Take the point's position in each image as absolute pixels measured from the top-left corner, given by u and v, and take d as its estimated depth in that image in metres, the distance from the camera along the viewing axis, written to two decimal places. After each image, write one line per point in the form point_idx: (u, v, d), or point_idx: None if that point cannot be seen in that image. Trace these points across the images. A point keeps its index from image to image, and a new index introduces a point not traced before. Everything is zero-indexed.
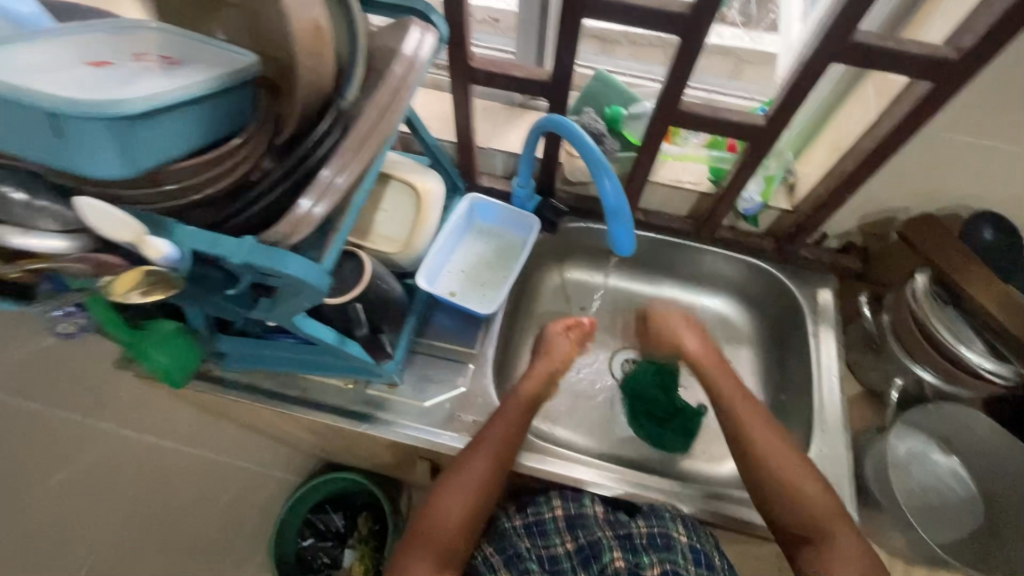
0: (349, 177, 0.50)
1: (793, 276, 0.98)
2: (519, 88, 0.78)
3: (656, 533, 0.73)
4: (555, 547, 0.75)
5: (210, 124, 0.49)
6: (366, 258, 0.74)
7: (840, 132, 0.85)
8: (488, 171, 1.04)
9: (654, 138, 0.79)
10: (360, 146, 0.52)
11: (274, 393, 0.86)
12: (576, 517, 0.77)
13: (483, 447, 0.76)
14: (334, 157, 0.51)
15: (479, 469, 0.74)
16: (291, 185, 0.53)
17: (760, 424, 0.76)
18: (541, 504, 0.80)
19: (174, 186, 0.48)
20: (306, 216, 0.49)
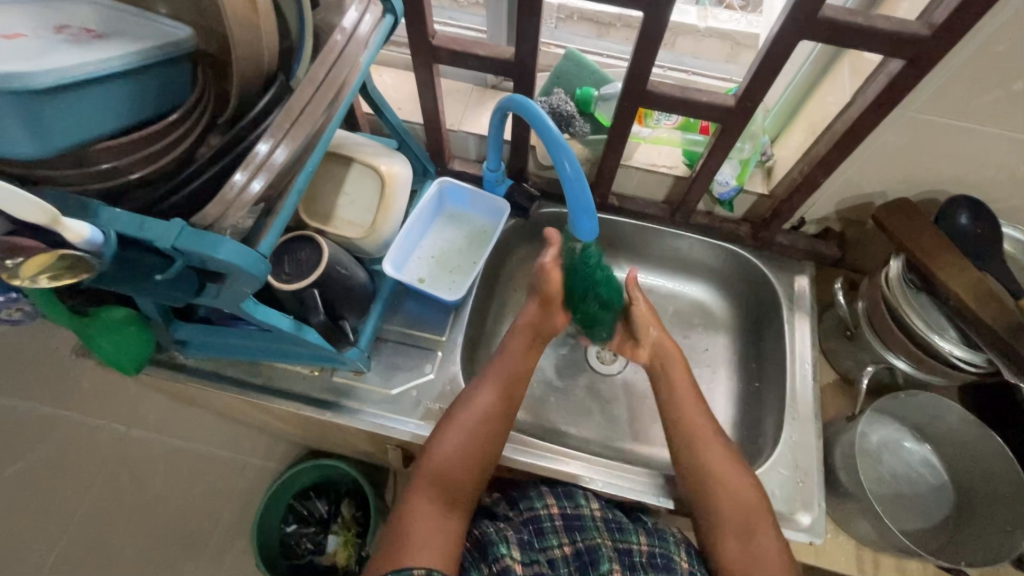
0: (285, 154, 0.49)
1: (770, 262, 0.97)
2: (484, 67, 0.76)
3: (657, 552, 0.73)
4: (552, 549, 0.72)
5: (137, 101, 0.46)
6: (325, 243, 0.72)
7: (817, 113, 0.82)
8: (461, 154, 1.02)
9: (623, 119, 0.77)
10: (296, 121, 0.50)
11: (238, 380, 0.85)
12: (574, 519, 0.75)
13: (486, 384, 0.76)
14: (271, 131, 0.49)
15: (484, 405, 0.74)
16: (230, 164, 0.50)
17: (703, 417, 0.77)
18: (535, 500, 0.78)
19: (106, 167, 0.46)
20: (241, 195, 0.47)
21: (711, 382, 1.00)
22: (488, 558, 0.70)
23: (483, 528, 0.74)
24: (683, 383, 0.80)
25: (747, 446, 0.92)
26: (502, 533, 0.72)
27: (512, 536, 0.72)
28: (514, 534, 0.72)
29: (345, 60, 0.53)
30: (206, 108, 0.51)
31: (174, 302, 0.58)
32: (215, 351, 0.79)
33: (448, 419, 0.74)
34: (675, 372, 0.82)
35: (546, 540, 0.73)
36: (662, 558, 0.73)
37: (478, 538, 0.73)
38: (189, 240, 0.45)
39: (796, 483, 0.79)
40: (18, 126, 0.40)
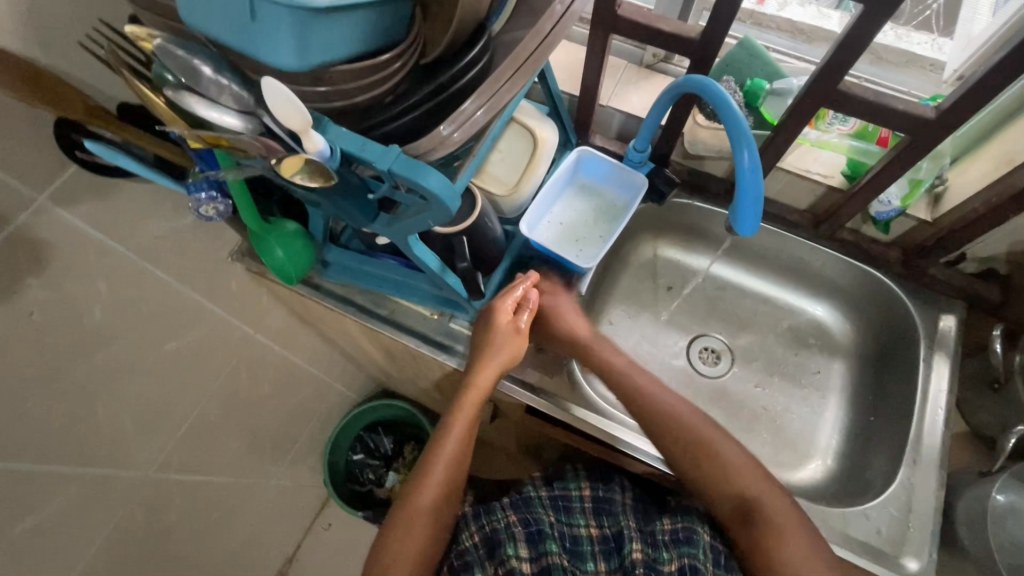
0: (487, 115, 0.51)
1: (914, 295, 0.90)
2: (662, 43, 0.74)
3: (679, 528, 0.80)
4: (577, 527, 0.84)
5: (376, 32, 0.48)
6: (478, 193, 0.74)
7: (1017, 142, 0.74)
8: (602, 131, 1.02)
9: (799, 116, 0.73)
10: (502, 83, 0.53)
11: (364, 308, 0.91)
12: (604, 502, 0.86)
13: (421, 511, 0.76)
14: (479, 90, 0.52)
15: (425, 523, 0.75)
16: (428, 107, 0.51)
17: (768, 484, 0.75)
18: (569, 481, 0.89)
19: (326, 88, 0.49)
20: (445, 140, 0.50)
21: (817, 406, 0.96)
22: (497, 555, 0.80)
23: (490, 522, 0.83)
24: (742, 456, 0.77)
25: (851, 478, 0.89)
26: (510, 528, 0.81)
27: (520, 528, 0.81)
28: (521, 529, 0.81)
29: (556, 31, 0.55)
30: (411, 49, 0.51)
31: (354, 222, 0.62)
32: (356, 278, 0.85)
33: (404, 513, 0.75)
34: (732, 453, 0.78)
35: (574, 518, 0.85)
36: (683, 532, 0.80)
37: (488, 533, 0.82)
38: (402, 166, 0.48)
39: (906, 527, 0.75)
40: (289, 41, 0.44)
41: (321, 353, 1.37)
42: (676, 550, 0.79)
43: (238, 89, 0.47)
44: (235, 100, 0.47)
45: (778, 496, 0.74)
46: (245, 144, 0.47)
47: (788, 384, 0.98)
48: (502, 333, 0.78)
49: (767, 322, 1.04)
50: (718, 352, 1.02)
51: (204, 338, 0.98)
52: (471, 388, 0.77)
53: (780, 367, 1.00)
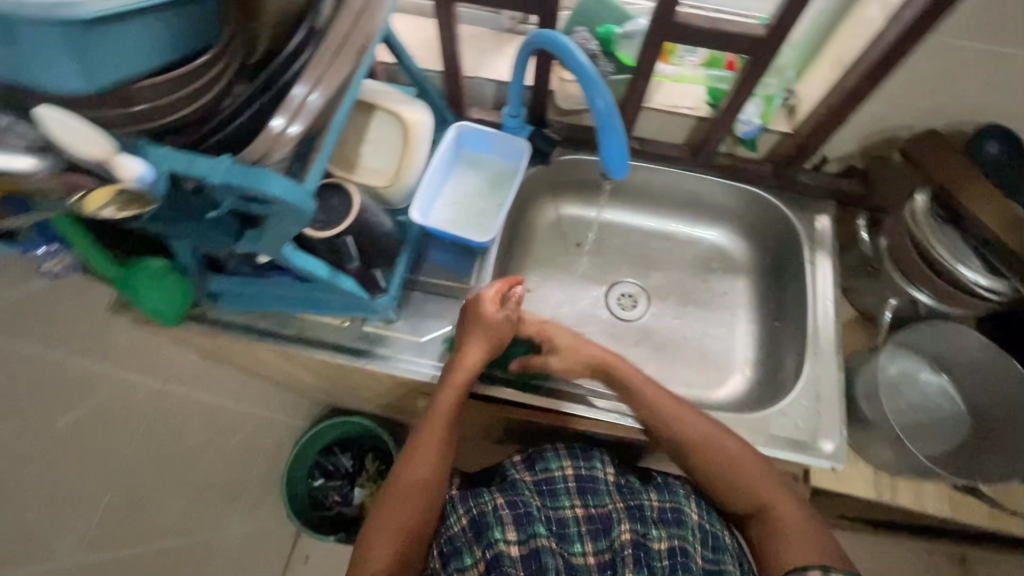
0: (321, 98, 0.49)
1: (791, 203, 0.97)
2: (505, 4, 0.74)
3: (667, 508, 0.79)
4: (563, 510, 0.79)
5: (176, 37, 0.44)
6: (354, 190, 0.72)
7: (846, 44, 0.81)
8: (479, 104, 1.01)
9: (650, 55, 0.75)
10: (334, 60, 0.51)
11: (271, 332, 0.87)
12: (587, 481, 0.82)
13: (408, 491, 0.74)
14: (308, 73, 0.49)
15: (413, 503, 0.73)
16: (268, 99, 0.51)
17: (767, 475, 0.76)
18: (551, 461, 0.84)
19: (143, 107, 0.45)
20: (281, 135, 0.47)
21: (730, 324, 1.02)
22: (482, 541, 0.75)
23: (478, 505, 0.79)
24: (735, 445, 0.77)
25: (768, 381, 0.95)
26: (497, 512, 0.77)
27: (507, 508, 0.77)
28: (509, 509, 0.77)
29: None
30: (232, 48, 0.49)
31: (219, 243, 0.58)
32: (251, 302, 0.80)
33: (390, 490, 0.75)
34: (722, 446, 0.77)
35: (558, 500, 0.80)
36: (671, 512, 0.79)
37: (475, 516, 0.78)
38: (239, 176, 0.45)
39: (819, 414, 0.82)
40: (70, 63, 0.40)
41: (248, 387, 1.31)
42: (666, 531, 0.76)
43: (21, 127, 0.42)
44: (21, 139, 0.42)
45: (784, 503, 0.74)
46: (43, 182, 0.42)
47: (702, 310, 1.04)
48: (487, 321, 0.79)
49: (674, 257, 1.08)
50: (635, 296, 1.06)
51: (103, 403, 0.90)
52: (455, 369, 0.78)
53: (691, 296, 1.05)
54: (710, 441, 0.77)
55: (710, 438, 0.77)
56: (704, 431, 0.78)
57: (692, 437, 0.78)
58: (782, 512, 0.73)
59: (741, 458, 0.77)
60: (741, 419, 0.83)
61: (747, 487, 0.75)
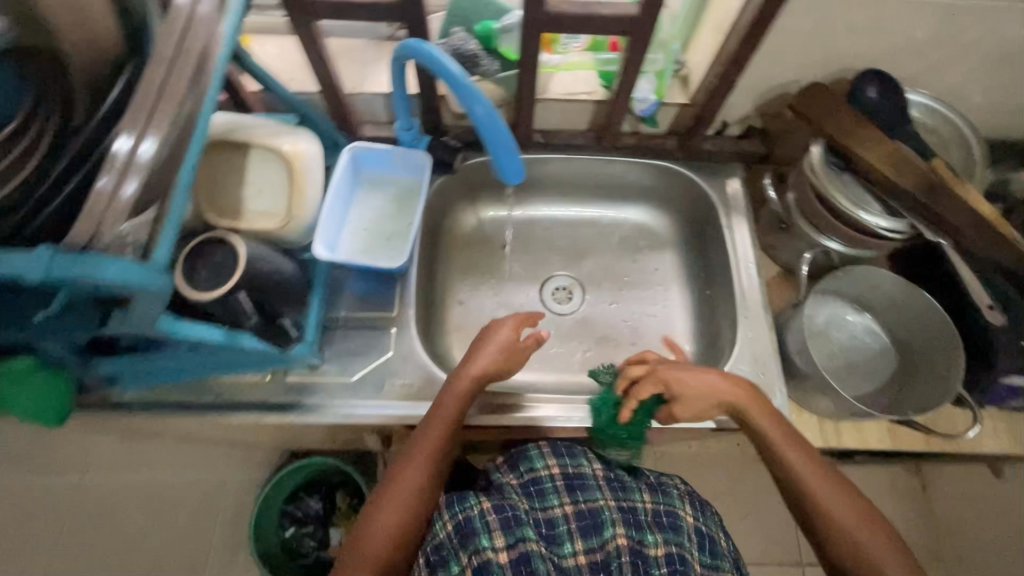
0: (151, 146, 0.44)
1: (701, 172, 0.97)
2: (367, 16, 0.69)
3: (662, 511, 0.76)
4: (552, 509, 0.74)
5: None
6: (237, 240, 0.66)
7: (722, 9, 0.80)
8: (371, 119, 0.95)
9: (530, 48, 0.72)
10: (158, 102, 0.45)
11: (184, 404, 0.80)
12: (575, 478, 0.77)
13: (398, 493, 0.70)
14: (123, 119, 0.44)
15: (402, 505, 0.70)
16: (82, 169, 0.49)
17: (841, 493, 0.68)
18: (535, 461, 0.79)
19: None
20: (110, 197, 0.42)
21: (665, 299, 1.03)
22: (468, 547, 0.68)
23: (463, 510, 0.71)
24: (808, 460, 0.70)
25: (709, 350, 0.96)
26: (484, 516, 0.70)
27: (494, 509, 0.71)
28: (497, 512, 0.71)
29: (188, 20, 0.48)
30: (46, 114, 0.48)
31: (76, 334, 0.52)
32: (153, 378, 0.73)
33: (381, 492, 0.72)
34: (794, 461, 0.70)
35: (547, 500, 0.75)
36: (666, 516, 0.75)
37: (460, 521, 0.70)
38: (63, 267, 0.40)
39: (758, 377, 0.84)
40: None
41: None
42: (663, 535, 0.73)
43: None
44: None
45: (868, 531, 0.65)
46: None
47: (636, 290, 1.03)
48: (499, 341, 0.81)
49: (601, 241, 1.07)
50: (569, 288, 1.04)
51: None
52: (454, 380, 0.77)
53: (624, 278, 1.05)
54: (786, 452, 0.71)
55: (786, 449, 0.71)
56: (812, 478, 0.69)
57: (824, 499, 0.67)
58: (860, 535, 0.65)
59: (856, 514, 0.66)
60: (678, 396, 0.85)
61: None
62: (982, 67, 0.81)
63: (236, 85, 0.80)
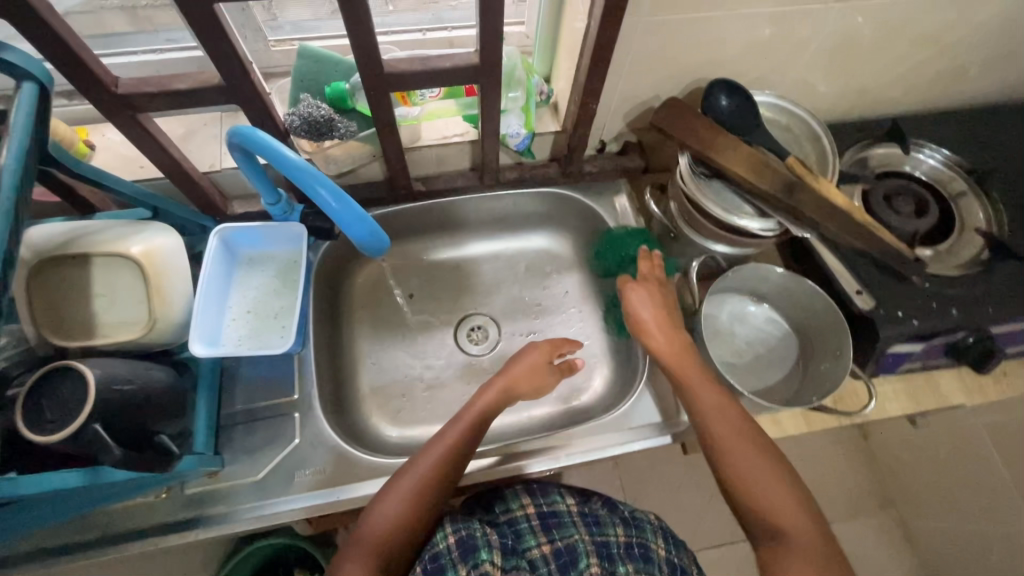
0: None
1: (589, 192, 0.98)
2: (195, 101, 0.65)
3: (634, 543, 0.74)
4: (531, 550, 0.72)
5: None
6: (84, 367, 0.59)
7: (571, 39, 0.82)
8: (240, 193, 0.90)
9: (380, 107, 0.70)
10: None
11: (70, 545, 0.72)
12: (551, 516, 0.76)
13: (401, 487, 0.68)
14: None
15: (408, 491, 0.68)
16: None
17: (737, 423, 0.69)
18: (511, 503, 0.79)
19: None
20: None
21: (579, 320, 1.03)
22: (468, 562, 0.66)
23: (467, 528, 0.70)
24: (716, 395, 0.71)
25: (626, 366, 0.96)
26: (487, 536, 0.70)
27: (496, 539, 0.70)
28: (497, 538, 0.71)
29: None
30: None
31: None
32: (20, 532, 0.65)
33: (390, 482, 0.70)
34: (705, 396, 0.71)
35: (524, 541, 0.73)
36: (638, 548, 0.73)
37: (462, 537, 0.69)
38: None
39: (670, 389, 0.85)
40: None
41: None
42: (633, 565, 0.71)
43: None
44: None
45: (756, 461, 0.66)
46: None
47: (550, 317, 1.03)
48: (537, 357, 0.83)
49: (508, 274, 1.06)
50: (484, 326, 1.02)
51: None
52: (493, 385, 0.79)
53: (535, 306, 1.03)
54: (699, 387, 0.72)
55: (698, 386, 0.72)
56: (709, 402, 0.71)
57: (712, 425, 0.69)
58: (743, 466, 0.66)
59: (756, 454, 0.67)
60: (600, 424, 0.84)
61: (759, 507, 0.64)
62: (819, 61, 0.86)
63: (71, 187, 0.73)
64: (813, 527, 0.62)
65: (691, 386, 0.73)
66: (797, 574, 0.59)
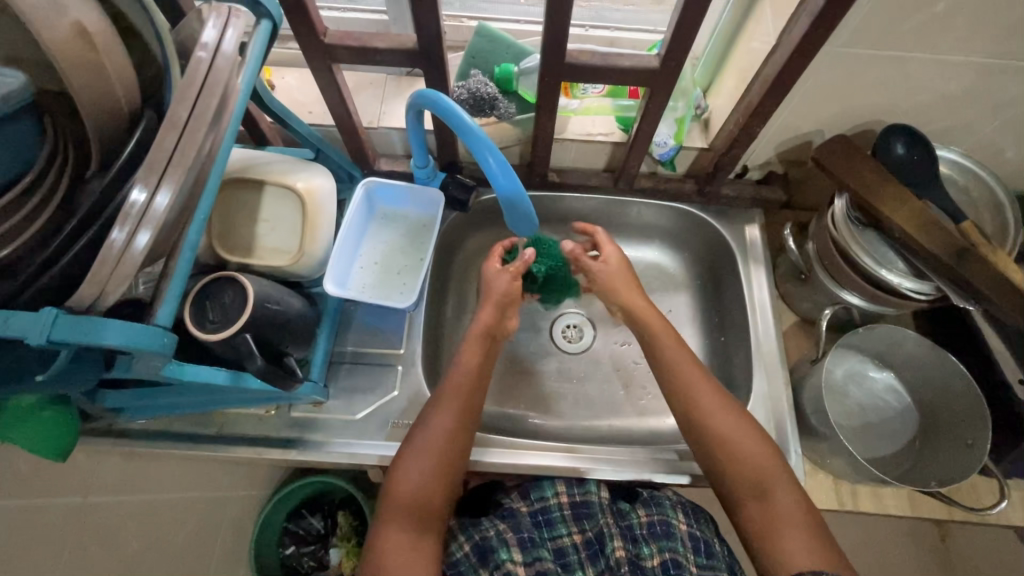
0: (168, 200, 0.44)
1: (719, 216, 0.95)
2: (387, 60, 0.69)
3: (656, 521, 0.74)
4: (562, 538, 0.73)
5: None
6: (245, 279, 0.66)
7: (745, 59, 0.79)
8: (387, 152, 0.95)
9: (548, 94, 0.72)
10: (170, 157, 0.44)
11: (187, 434, 0.80)
12: (582, 506, 0.76)
13: (421, 447, 0.69)
14: (137, 172, 0.43)
15: (429, 449, 0.69)
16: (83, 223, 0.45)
17: (721, 399, 0.74)
18: (544, 489, 0.78)
19: None
20: (123, 252, 0.42)
21: None
22: (489, 563, 0.69)
23: (481, 531, 0.73)
24: (698, 378, 0.75)
25: None
26: (501, 535, 0.71)
27: (513, 537, 0.71)
28: (514, 534, 0.72)
29: (217, 73, 0.48)
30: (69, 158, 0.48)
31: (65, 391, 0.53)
32: (157, 410, 0.73)
33: (408, 444, 0.70)
34: (700, 386, 0.75)
35: (553, 531, 0.74)
36: (660, 525, 0.74)
37: (477, 542, 0.72)
38: (65, 329, 0.39)
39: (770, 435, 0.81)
40: None
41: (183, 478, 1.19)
42: (656, 542, 0.72)
43: None
44: None
45: (749, 435, 0.71)
46: None
47: None
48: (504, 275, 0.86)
49: None
50: (579, 326, 1.02)
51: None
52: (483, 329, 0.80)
53: None
54: (682, 365, 0.77)
55: (683, 364, 0.77)
56: (695, 382, 0.75)
57: (702, 403, 0.73)
58: (736, 443, 0.70)
59: (738, 418, 0.72)
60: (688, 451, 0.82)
61: (753, 478, 0.68)
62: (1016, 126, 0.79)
63: (255, 119, 0.81)
64: (790, 488, 0.68)
65: (669, 361, 0.78)
66: (792, 540, 0.64)
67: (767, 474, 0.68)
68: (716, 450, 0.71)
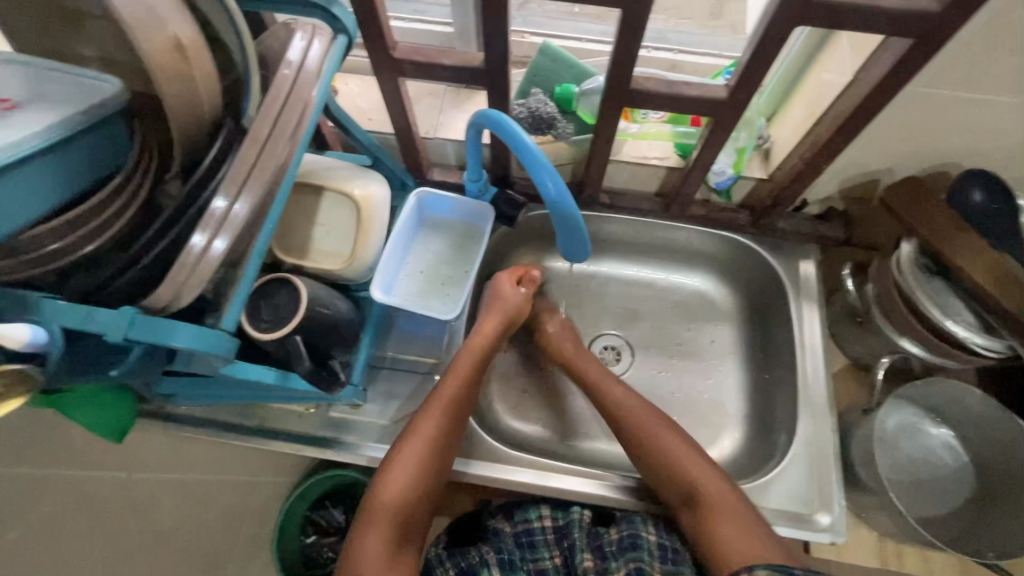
0: (246, 207, 0.46)
1: (773, 249, 0.92)
2: (452, 76, 0.70)
3: (625, 535, 0.75)
4: (543, 561, 0.77)
5: (79, 173, 0.46)
6: (300, 282, 0.67)
7: (815, 92, 0.77)
8: (440, 162, 0.97)
9: (609, 118, 0.71)
10: (251, 167, 0.47)
11: (230, 425, 0.82)
12: (564, 527, 0.79)
13: (405, 453, 0.70)
14: (225, 181, 0.46)
15: (413, 455, 0.70)
16: (167, 219, 0.48)
17: (679, 444, 0.75)
18: (529, 512, 0.81)
19: (56, 245, 0.45)
20: (203, 255, 0.44)
21: (718, 374, 0.96)
22: None
23: (466, 557, 0.77)
24: (665, 429, 0.76)
25: (759, 438, 0.89)
26: (484, 557, 0.77)
27: (494, 558, 0.76)
28: (496, 555, 0.77)
29: (298, 90, 0.51)
30: (151, 161, 0.50)
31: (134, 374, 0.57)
32: (203, 400, 0.75)
33: (398, 443, 0.72)
34: (664, 435, 0.76)
35: (537, 552, 0.78)
36: (629, 538, 0.74)
37: (464, 565, 0.76)
38: (141, 328, 0.42)
39: (813, 482, 0.78)
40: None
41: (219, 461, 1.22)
42: (625, 556, 0.72)
43: None
44: None
45: (715, 476, 0.71)
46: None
47: (688, 361, 0.96)
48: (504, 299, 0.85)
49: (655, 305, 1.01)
50: (617, 349, 0.98)
51: None
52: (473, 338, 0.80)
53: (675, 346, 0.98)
54: (642, 412, 0.78)
55: (642, 411, 0.78)
56: (654, 426, 0.77)
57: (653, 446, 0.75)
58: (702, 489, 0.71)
59: (693, 459, 0.73)
60: None
61: (709, 523, 0.68)
62: None
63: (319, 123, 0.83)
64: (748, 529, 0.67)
65: (633, 407, 0.79)
66: None
67: (721, 517, 0.68)
68: (676, 493, 0.72)
